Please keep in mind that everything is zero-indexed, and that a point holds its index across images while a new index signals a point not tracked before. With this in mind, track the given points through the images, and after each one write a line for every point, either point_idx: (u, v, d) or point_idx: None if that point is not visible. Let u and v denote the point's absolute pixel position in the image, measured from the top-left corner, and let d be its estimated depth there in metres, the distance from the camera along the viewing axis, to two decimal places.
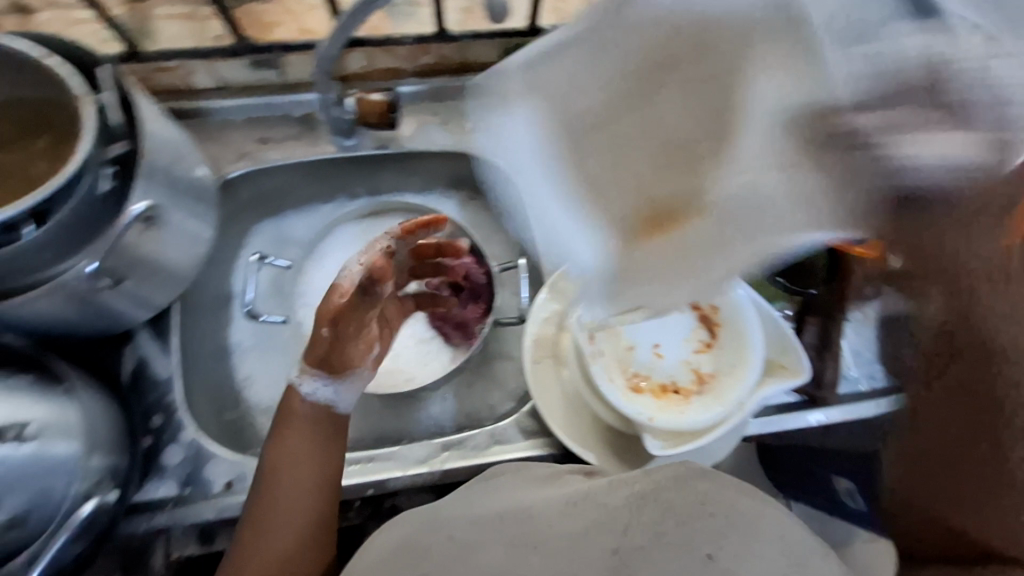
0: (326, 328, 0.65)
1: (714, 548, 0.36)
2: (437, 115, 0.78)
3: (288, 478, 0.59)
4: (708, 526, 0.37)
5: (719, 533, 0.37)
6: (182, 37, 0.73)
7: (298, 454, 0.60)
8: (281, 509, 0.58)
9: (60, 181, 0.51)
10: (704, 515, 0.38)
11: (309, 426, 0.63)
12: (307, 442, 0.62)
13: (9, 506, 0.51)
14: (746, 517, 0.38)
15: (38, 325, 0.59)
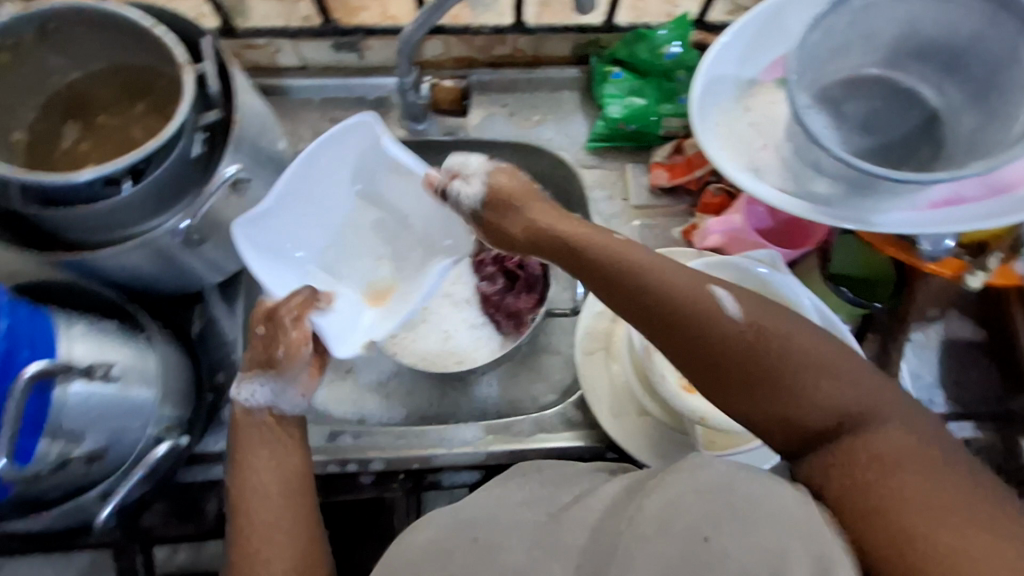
0: (260, 325, 0.57)
1: (712, 531, 0.39)
2: (506, 108, 0.80)
3: (262, 487, 0.51)
4: (702, 510, 0.40)
5: (713, 517, 0.39)
6: (273, 16, 0.77)
7: (264, 469, 0.52)
8: (260, 530, 0.49)
9: (160, 141, 0.54)
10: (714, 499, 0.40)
11: (260, 432, 0.54)
12: (263, 448, 0.53)
13: (90, 442, 0.53)
14: (742, 500, 0.40)
15: (126, 277, 0.62)
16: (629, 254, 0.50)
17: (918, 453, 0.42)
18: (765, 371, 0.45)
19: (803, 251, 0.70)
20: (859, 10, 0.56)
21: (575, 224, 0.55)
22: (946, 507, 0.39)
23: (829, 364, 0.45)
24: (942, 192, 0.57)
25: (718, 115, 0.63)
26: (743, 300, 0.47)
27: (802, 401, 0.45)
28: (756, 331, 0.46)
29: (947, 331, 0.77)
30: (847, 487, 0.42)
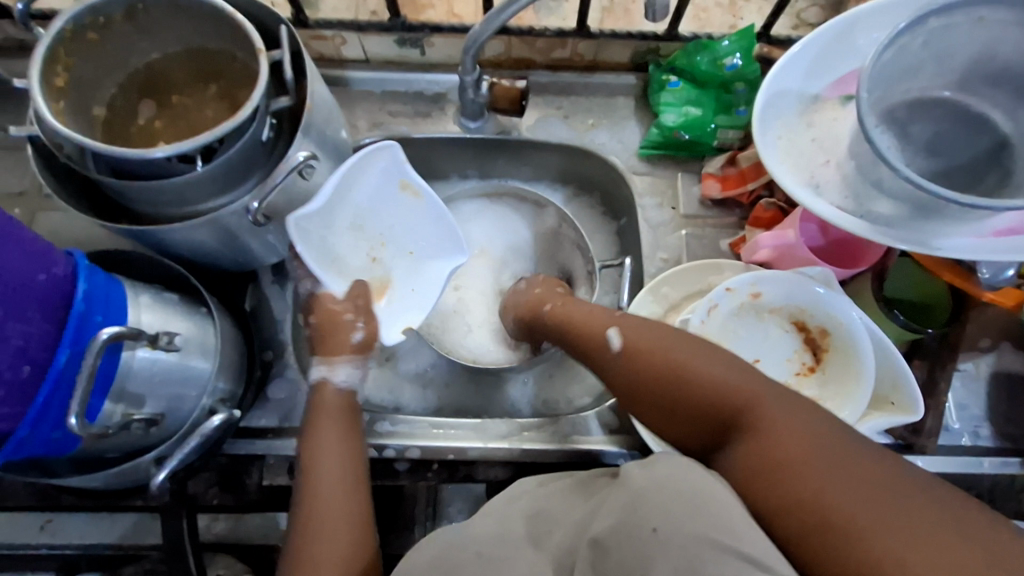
0: (348, 314, 0.68)
1: (659, 522, 0.40)
2: (561, 110, 0.81)
3: (333, 468, 0.57)
4: (654, 505, 0.40)
5: (664, 509, 0.40)
6: (342, 10, 0.80)
7: (337, 454, 0.58)
8: (330, 505, 0.54)
9: (234, 123, 0.55)
10: (671, 489, 0.41)
11: (339, 415, 0.62)
12: (339, 428, 0.61)
13: (150, 407, 0.55)
14: (701, 497, 0.40)
15: (188, 251, 0.65)
16: (562, 317, 0.67)
17: (812, 442, 0.44)
18: (664, 387, 0.52)
19: (856, 271, 0.69)
20: (936, 29, 0.55)
21: (537, 291, 0.72)
22: (848, 491, 0.41)
23: (712, 379, 0.50)
24: (1008, 220, 0.56)
25: (780, 129, 0.63)
26: (627, 332, 0.58)
27: (698, 410, 0.50)
28: (632, 356, 0.56)
29: (998, 363, 0.75)
30: (752, 487, 0.44)
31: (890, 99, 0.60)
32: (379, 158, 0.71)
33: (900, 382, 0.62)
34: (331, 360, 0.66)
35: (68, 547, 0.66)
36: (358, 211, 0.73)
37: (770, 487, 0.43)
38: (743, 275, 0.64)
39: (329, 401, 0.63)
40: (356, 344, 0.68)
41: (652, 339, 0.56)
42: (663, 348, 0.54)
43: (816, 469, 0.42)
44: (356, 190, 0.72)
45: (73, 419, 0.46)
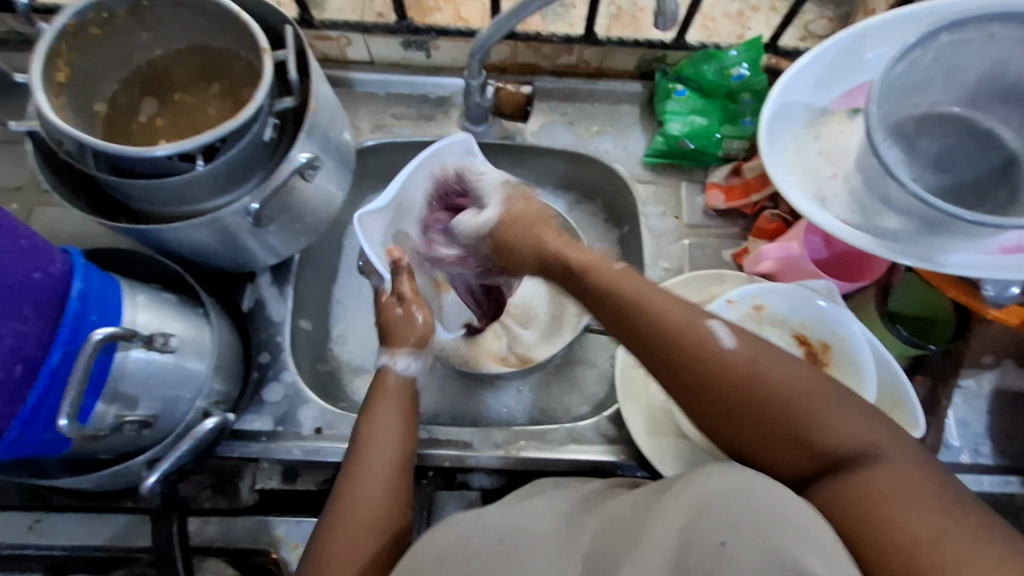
0: (398, 308, 0.65)
1: (729, 535, 0.39)
2: (565, 116, 0.81)
3: (383, 455, 0.55)
4: (723, 514, 0.40)
5: (731, 523, 0.39)
6: (348, 11, 0.80)
7: (391, 432, 0.57)
8: (380, 481, 0.53)
9: (238, 122, 0.55)
10: (727, 503, 0.41)
11: (404, 401, 0.60)
12: (401, 414, 0.59)
13: (144, 408, 0.54)
14: (768, 512, 0.39)
15: (186, 252, 0.64)
16: (639, 293, 0.52)
17: (921, 482, 0.42)
18: (773, 405, 0.45)
19: (859, 285, 0.69)
20: (946, 45, 0.55)
21: (592, 259, 0.58)
22: (948, 529, 0.39)
23: (818, 396, 0.45)
24: (1014, 238, 0.56)
25: (787, 141, 0.62)
26: (743, 334, 0.48)
27: (795, 430, 0.45)
28: (744, 365, 0.47)
29: (1000, 381, 0.74)
30: (853, 517, 0.42)
31: (899, 112, 0.59)
32: (450, 153, 0.73)
33: (902, 402, 0.61)
34: (400, 346, 0.64)
35: (56, 548, 0.65)
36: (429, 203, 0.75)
37: (872, 515, 0.41)
38: (745, 288, 0.64)
39: (394, 384, 0.62)
40: (420, 333, 0.65)
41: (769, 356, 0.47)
42: (773, 363, 0.47)
43: (924, 509, 0.40)
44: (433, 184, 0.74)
45: (64, 421, 0.45)
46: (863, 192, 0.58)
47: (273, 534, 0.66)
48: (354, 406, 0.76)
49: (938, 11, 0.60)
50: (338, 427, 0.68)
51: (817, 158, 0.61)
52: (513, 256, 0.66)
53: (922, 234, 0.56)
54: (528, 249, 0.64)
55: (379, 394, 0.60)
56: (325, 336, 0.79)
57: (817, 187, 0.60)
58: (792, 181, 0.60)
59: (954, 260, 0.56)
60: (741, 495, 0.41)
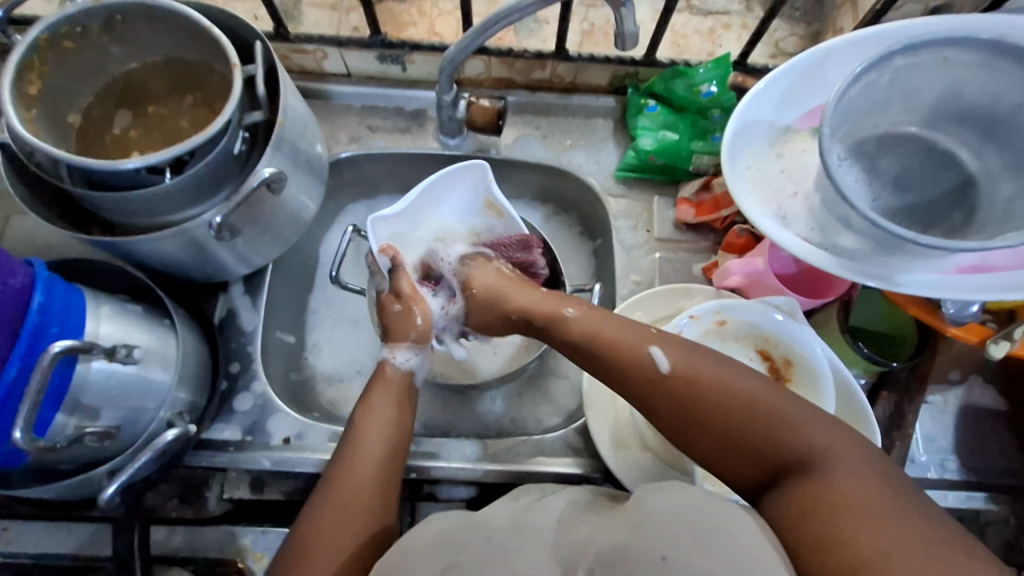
0: (395, 304, 0.68)
1: (670, 551, 0.39)
2: (539, 130, 0.82)
3: (377, 440, 0.58)
4: (673, 530, 0.40)
5: (673, 537, 0.40)
6: (323, 25, 0.81)
7: (386, 419, 0.59)
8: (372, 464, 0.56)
9: (205, 136, 0.56)
10: (675, 517, 0.41)
11: (398, 391, 0.63)
12: (393, 402, 0.61)
13: (105, 419, 0.55)
14: (714, 526, 0.40)
15: (156, 263, 0.64)
16: (595, 318, 0.58)
17: (871, 491, 0.43)
18: (714, 417, 0.49)
19: (824, 301, 0.70)
20: (902, 68, 0.55)
21: (551, 301, 0.62)
22: (893, 537, 0.40)
23: (758, 404, 0.48)
24: (972, 257, 0.57)
25: (750, 158, 0.62)
26: (680, 353, 0.52)
27: (739, 438, 0.48)
28: (682, 384, 0.51)
29: (967, 397, 0.75)
30: (800, 522, 0.43)
31: (861, 131, 0.60)
32: (468, 175, 0.73)
33: (860, 418, 0.62)
34: (398, 341, 0.66)
35: (22, 555, 0.66)
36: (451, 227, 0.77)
37: (819, 521, 0.43)
38: (707, 303, 0.64)
39: (395, 374, 0.64)
40: (420, 330, 0.67)
41: (708, 371, 0.51)
42: (713, 378, 0.50)
43: (874, 518, 0.41)
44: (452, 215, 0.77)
45: (17, 434, 0.45)
46: (823, 212, 0.59)
47: (239, 544, 0.66)
48: (326, 415, 0.76)
49: (900, 32, 0.61)
50: (307, 437, 0.69)
51: (779, 178, 0.62)
52: (490, 317, 0.66)
53: (883, 254, 0.56)
54: (502, 307, 0.65)
55: (378, 383, 0.63)
56: (298, 345, 0.80)
57: (779, 208, 0.61)
58: (751, 201, 0.60)
59: (916, 280, 0.56)
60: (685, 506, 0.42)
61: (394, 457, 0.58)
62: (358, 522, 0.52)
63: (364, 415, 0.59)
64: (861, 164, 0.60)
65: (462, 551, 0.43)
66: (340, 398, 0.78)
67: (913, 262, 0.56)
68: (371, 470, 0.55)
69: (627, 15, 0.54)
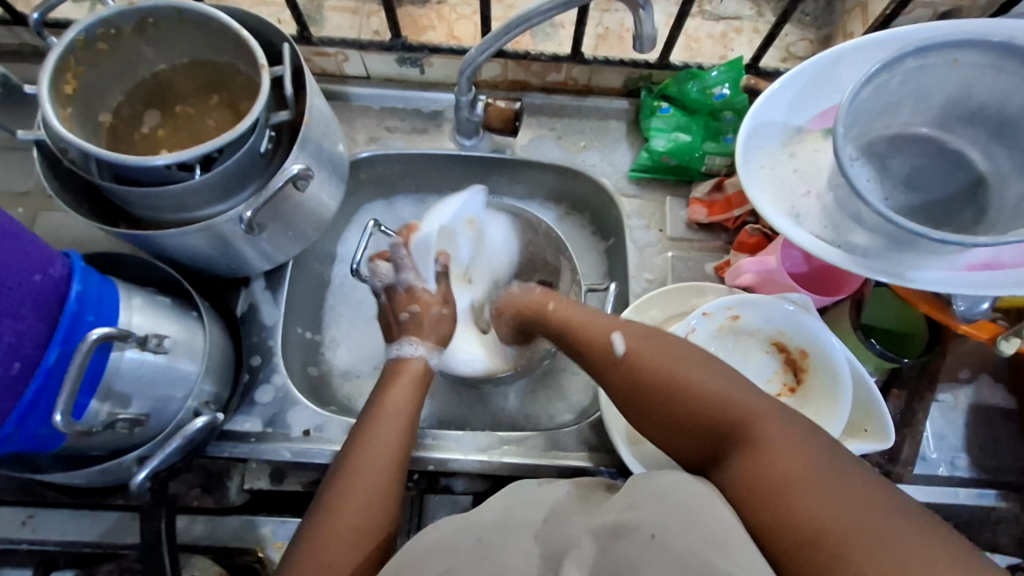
0: (439, 306, 0.70)
1: (660, 530, 0.40)
2: (554, 131, 0.84)
3: (387, 437, 0.58)
4: (661, 513, 0.42)
5: (662, 518, 0.41)
6: (345, 29, 0.84)
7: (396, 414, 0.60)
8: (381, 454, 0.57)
9: (235, 134, 0.57)
10: (669, 503, 0.42)
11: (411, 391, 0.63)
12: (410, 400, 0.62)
13: (136, 406, 0.56)
14: (693, 512, 0.41)
15: (182, 258, 0.66)
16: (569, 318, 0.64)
17: (808, 460, 0.44)
18: (659, 398, 0.53)
19: (835, 298, 0.71)
20: (912, 70, 0.57)
21: (540, 294, 0.68)
22: (839, 509, 0.40)
23: (695, 384, 0.51)
24: (982, 255, 0.58)
25: (763, 158, 0.64)
26: (636, 337, 0.57)
27: (688, 416, 0.51)
28: (635, 368, 0.55)
29: (977, 395, 0.76)
30: (746, 494, 0.44)
31: (874, 131, 0.61)
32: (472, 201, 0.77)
33: (873, 411, 0.63)
34: (430, 341, 0.68)
35: (49, 543, 0.67)
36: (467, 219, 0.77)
37: (763, 493, 0.43)
38: (721, 300, 0.65)
39: (409, 368, 0.65)
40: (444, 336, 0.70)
41: (656, 355, 0.55)
42: (661, 360, 0.54)
43: (818, 488, 0.42)
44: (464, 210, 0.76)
45: (58, 417, 0.47)
46: (835, 209, 0.60)
47: (260, 532, 0.68)
48: (343, 409, 0.78)
49: (908, 35, 0.62)
50: (326, 429, 0.70)
51: (793, 178, 0.63)
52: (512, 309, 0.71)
53: (891, 251, 0.58)
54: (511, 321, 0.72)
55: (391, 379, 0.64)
56: (317, 341, 0.81)
57: (792, 207, 0.62)
58: (764, 199, 0.62)
59: (925, 276, 0.57)
60: (676, 495, 0.43)
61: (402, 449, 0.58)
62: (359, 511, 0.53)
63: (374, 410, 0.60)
64: (873, 163, 0.61)
65: (455, 554, 0.44)
66: (357, 392, 0.80)
67: (921, 258, 0.57)
68: (383, 464, 0.56)
69: (645, 19, 0.56)
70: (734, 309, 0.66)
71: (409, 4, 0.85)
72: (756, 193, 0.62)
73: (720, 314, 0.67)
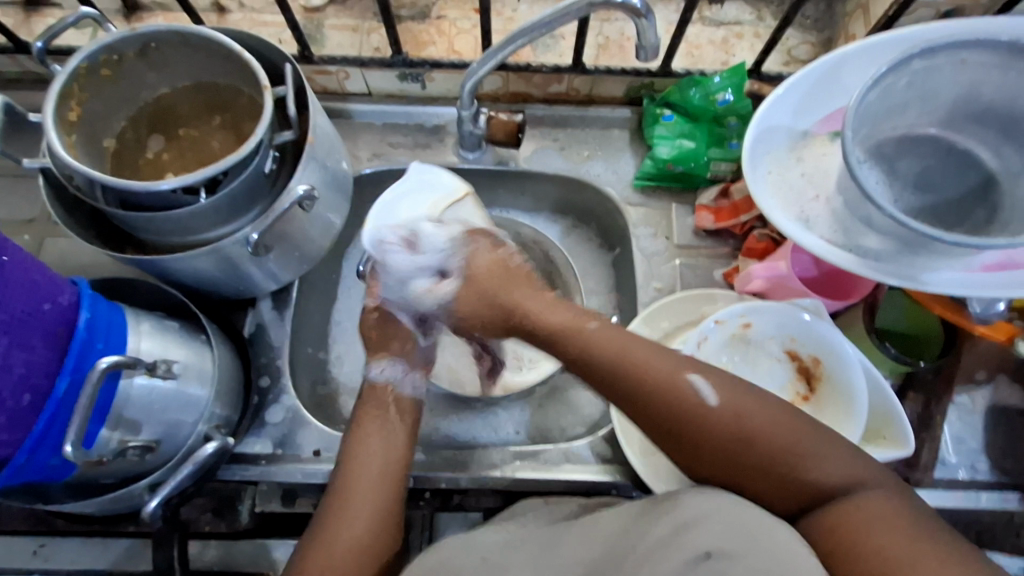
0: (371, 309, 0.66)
1: (714, 547, 0.44)
2: (557, 142, 0.83)
3: (372, 466, 0.57)
4: (726, 538, 0.44)
5: (719, 536, 0.44)
6: (346, 46, 0.84)
7: (382, 436, 0.59)
8: (366, 502, 0.56)
9: (239, 156, 0.57)
10: (719, 522, 0.45)
11: (388, 413, 0.61)
12: (386, 427, 0.60)
13: (146, 432, 0.56)
14: (754, 533, 0.44)
15: (189, 279, 0.65)
16: (603, 350, 0.55)
17: (891, 507, 0.45)
18: (759, 451, 0.49)
19: (847, 302, 0.70)
20: (919, 71, 0.56)
21: (563, 315, 0.58)
22: (903, 542, 0.43)
23: (791, 438, 0.49)
24: (997, 256, 0.57)
25: (769, 163, 0.63)
26: (725, 388, 0.51)
27: (780, 473, 0.49)
28: (734, 418, 0.50)
29: (995, 397, 0.75)
30: (837, 541, 0.45)
31: (883, 129, 0.61)
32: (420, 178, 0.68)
33: (891, 417, 0.62)
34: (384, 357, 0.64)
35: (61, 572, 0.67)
36: (432, 200, 0.67)
37: (842, 533, 0.45)
38: (733, 308, 0.65)
39: (379, 393, 0.63)
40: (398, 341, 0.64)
41: (755, 406, 0.51)
42: (752, 408, 0.50)
43: (885, 528, 0.44)
44: (450, 176, 0.69)
45: (69, 447, 0.47)
46: (845, 213, 0.59)
47: None
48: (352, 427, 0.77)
49: (913, 37, 0.62)
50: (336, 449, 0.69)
51: (804, 182, 0.63)
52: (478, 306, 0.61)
53: (933, 257, 0.56)
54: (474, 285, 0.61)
55: (366, 405, 0.62)
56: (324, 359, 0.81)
57: (801, 213, 0.61)
58: (771, 205, 0.61)
59: (948, 280, 0.57)
60: (731, 514, 0.45)
61: (382, 491, 0.57)
62: (351, 546, 0.53)
63: (357, 438, 0.59)
64: (881, 164, 0.61)
65: None
66: None
67: (958, 258, 0.56)
68: (378, 490, 0.56)
69: (647, 28, 0.56)
70: (748, 313, 0.66)
71: (409, 20, 0.85)
72: (766, 200, 0.61)
73: (733, 321, 0.66)
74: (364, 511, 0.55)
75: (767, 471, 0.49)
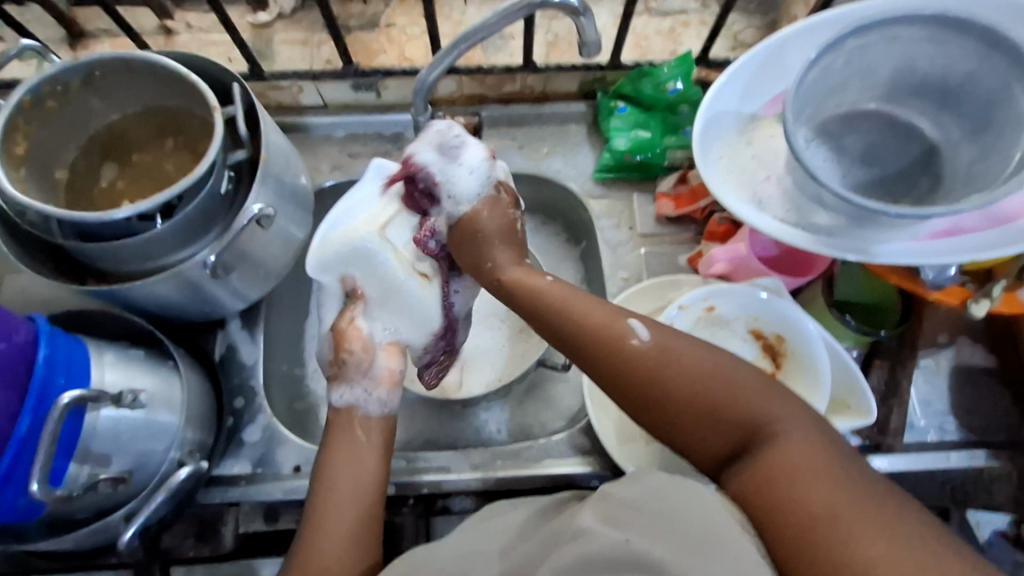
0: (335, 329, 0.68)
1: (634, 534, 0.42)
2: (515, 141, 0.84)
3: (342, 484, 0.57)
4: (643, 522, 0.43)
5: (639, 525, 0.42)
6: (297, 60, 0.84)
7: (350, 455, 0.59)
8: (338, 516, 0.55)
9: (192, 179, 0.57)
10: (649, 514, 0.44)
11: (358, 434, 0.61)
12: (355, 447, 0.60)
13: (116, 464, 0.56)
14: (674, 518, 0.43)
15: (152, 306, 0.65)
16: (548, 301, 0.58)
17: (821, 457, 0.45)
18: (687, 388, 0.50)
19: (807, 278, 0.72)
20: (854, 50, 0.58)
21: (525, 273, 0.61)
22: (837, 493, 0.42)
23: (719, 376, 0.50)
24: (943, 223, 0.59)
25: (721, 149, 0.64)
26: (656, 329, 0.53)
27: (705, 415, 0.49)
28: (659, 355, 0.52)
29: (958, 358, 0.77)
30: (765, 490, 0.44)
31: (827, 107, 0.62)
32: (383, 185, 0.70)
33: (855, 387, 0.64)
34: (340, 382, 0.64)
35: None
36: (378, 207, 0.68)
37: (773, 486, 0.44)
38: (695, 292, 0.67)
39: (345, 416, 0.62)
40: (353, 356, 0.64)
41: (682, 342, 0.52)
42: (681, 347, 0.52)
43: (820, 479, 0.43)
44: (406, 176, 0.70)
45: (35, 485, 0.47)
46: (796, 192, 0.60)
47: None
48: None
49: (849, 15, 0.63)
50: None
51: (757, 164, 0.64)
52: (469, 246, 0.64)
53: (883, 227, 0.57)
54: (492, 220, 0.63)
55: (335, 426, 0.61)
56: (300, 374, 0.81)
57: (754, 194, 0.62)
58: (724, 188, 0.62)
59: (902, 247, 0.58)
60: (657, 501, 0.45)
61: (354, 508, 0.55)
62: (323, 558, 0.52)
63: (326, 458, 0.59)
64: (828, 142, 0.62)
65: None
66: None
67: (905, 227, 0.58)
68: (349, 506, 0.55)
69: (587, 25, 0.57)
70: (711, 296, 0.67)
71: (359, 29, 0.86)
72: (719, 185, 0.62)
73: (698, 306, 0.68)
74: (337, 528, 0.54)
75: (694, 410, 0.50)
